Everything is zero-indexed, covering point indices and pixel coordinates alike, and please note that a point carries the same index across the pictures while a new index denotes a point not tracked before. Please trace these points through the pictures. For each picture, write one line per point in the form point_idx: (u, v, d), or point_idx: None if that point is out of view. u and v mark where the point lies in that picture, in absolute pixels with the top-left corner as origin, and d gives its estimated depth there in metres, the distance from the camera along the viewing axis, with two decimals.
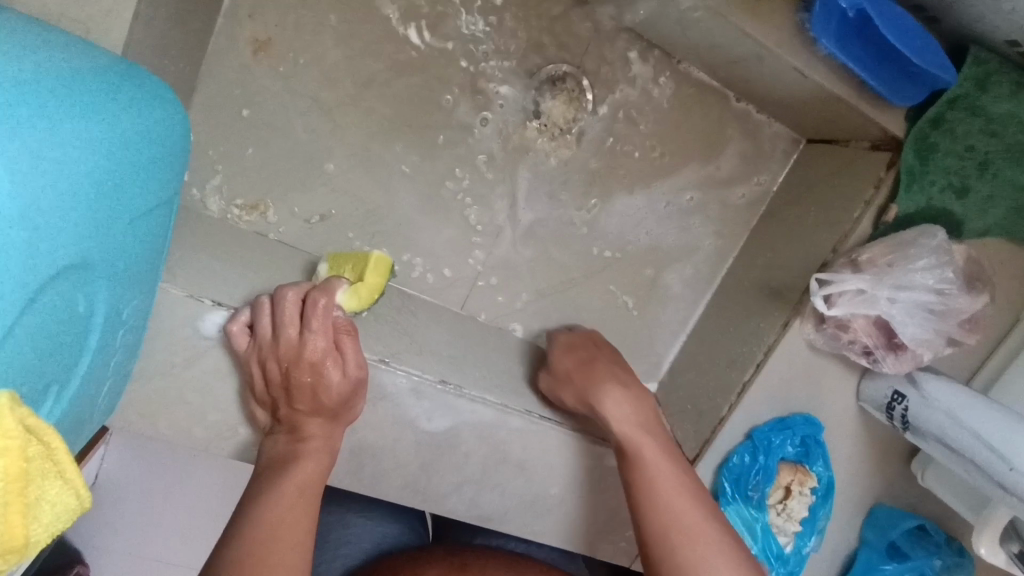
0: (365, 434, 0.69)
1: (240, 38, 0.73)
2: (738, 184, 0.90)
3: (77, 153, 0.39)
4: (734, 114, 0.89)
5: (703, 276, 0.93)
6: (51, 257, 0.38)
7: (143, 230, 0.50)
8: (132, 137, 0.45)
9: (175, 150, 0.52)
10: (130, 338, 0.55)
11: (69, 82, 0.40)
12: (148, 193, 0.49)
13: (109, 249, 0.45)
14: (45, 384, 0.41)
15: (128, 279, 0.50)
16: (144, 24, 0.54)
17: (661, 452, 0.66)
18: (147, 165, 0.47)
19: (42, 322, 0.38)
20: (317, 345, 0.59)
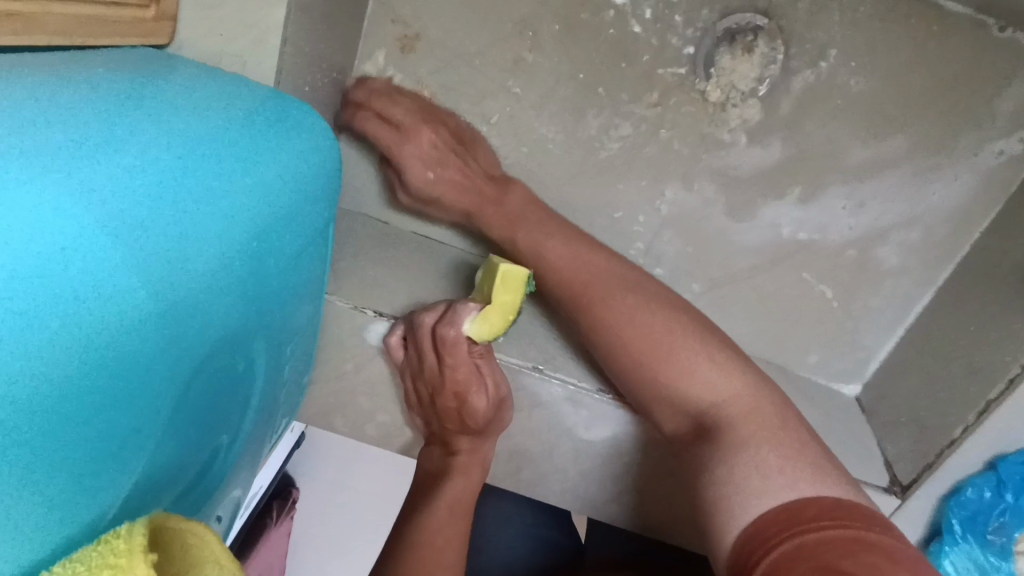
0: (522, 439, 0.69)
1: (385, 36, 0.71)
2: (982, 139, 0.70)
3: (211, 235, 0.41)
4: (989, 46, 0.68)
5: (929, 260, 0.74)
6: (203, 333, 0.42)
7: (296, 275, 0.53)
8: (270, 196, 0.46)
9: (324, 185, 0.54)
10: (301, 362, 0.61)
11: (199, 161, 0.42)
12: (301, 234, 0.52)
13: (259, 310, 0.48)
14: (207, 435, 0.47)
15: (285, 323, 0.54)
16: (293, 53, 0.55)
17: (557, 247, 0.62)
18: (290, 217, 0.49)
19: (200, 386, 0.44)
20: (458, 374, 0.60)
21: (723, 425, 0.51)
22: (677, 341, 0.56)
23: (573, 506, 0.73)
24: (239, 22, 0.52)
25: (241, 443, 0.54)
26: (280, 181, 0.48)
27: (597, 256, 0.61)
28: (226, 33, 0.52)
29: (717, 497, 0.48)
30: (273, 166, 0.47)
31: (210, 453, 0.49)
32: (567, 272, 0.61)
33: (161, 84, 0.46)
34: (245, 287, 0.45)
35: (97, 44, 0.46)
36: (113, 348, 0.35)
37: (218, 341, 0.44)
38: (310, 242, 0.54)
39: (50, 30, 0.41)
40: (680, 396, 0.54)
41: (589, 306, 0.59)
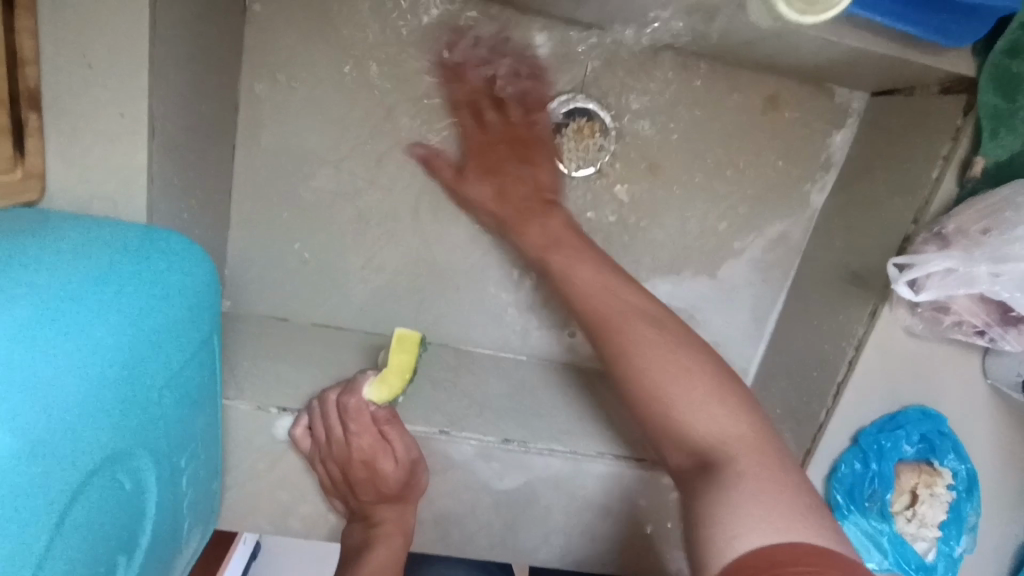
0: (442, 502, 0.72)
1: (255, 150, 0.75)
2: (791, 161, 0.81)
3: (85, 364, 0.44)
4: (777, 86, 0.79)
5: (776, 270, 0.85)
6: (95, 451, 0.45)
7: (182, 386, 0.56)
8: (141, 318, 0.50)
9: (197, 297, 0.58)
10: (201, 473, 0.62)
11: (61, 300, 0.46)
12: (182, 347, 0.56)
13: (147, 426, 0.51)
14: (108, 560, 0.48)
15: (177, 436, 0.56)
16: (161, 187, 0.60)
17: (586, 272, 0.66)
18: (165, 333, 0.53)
19: (98, 503, 0.46)
20: (365, 441, 0.64)
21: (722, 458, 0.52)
22: (707, 404, 0.55)
23: (504, 557, 0.77)
24: (103, 170, 0.56)
25: (148, 561, 0.55)
26: (148, 303, 0.52)
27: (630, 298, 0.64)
28: (93, 179, 0.57)
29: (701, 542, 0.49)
30: (139, 290, 0.51)
31: (117, 570, 0.50)
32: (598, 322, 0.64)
33: (12, 238, 0.50)
34: (129, 406, 0.48)
35: None
36: (10, 475, 0.37)
37: (110, 457, 0.47)
38: (192, 353, 0.57)
39: None
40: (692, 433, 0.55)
41: (661, 376, 0.58)
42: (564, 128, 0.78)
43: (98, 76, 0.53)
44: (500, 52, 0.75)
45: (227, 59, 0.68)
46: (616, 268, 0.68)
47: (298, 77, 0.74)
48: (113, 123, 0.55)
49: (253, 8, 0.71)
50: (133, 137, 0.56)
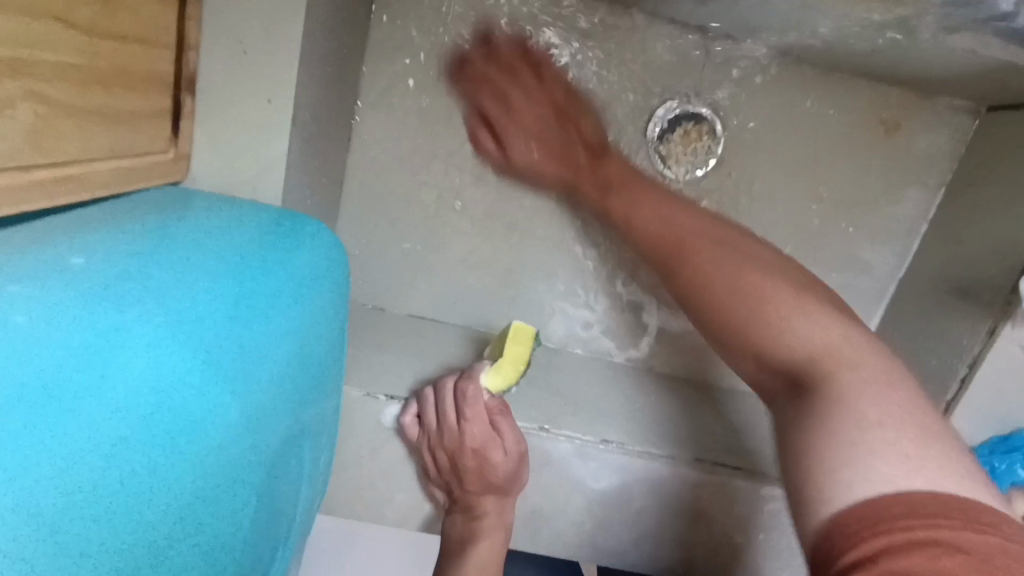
0: (536, 499, 0.72)
1: (367, 142, 0.77)
2: (899, 173, 0.79)
3: (256, 347, 0.47)
4: (889, 98, 0.77)
5: (877, 283, 0.83)
6: (265, 445, 0.48)
7: (324, 367, 0.58)
8: (294, 302, 0.53)
9: (334, 280, 0.60)
10: (333, 449, 0.65)
11: (232, 284, 0.48)
12: (326, 340, 0.58)
13: (299, 406, 0.54)
14: (269, 529, 0.52)
15: (319, 414, 0.59)
16: (294, 175, 0.61)
17: (649, 207, 0.66)
18: (312, 317, 0.55)
19: (266, 491, 0.50)
20: (476, 431, 0.64)
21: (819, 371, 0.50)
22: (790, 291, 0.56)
23: (592, 559, 0.76)
24: (245, 155, 0.58)
25: (294, 538, 0.60)
26: (298, 287, 0.54)
27: (651, 207, 0.66)
28: (234, 164, 0.58)
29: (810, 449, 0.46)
30: (291, 275, 0.54)
31: (273, 550, 0.54)
32: (674, 238, 0.63)
33: (184, 220, 0.53)
34: (288, 387, 0.51)
35: (137, 189, 0.53)
36: (207, 470, 0.41)
37: (275, 450, 0.50)
38: (332, 335, 0.60)
39: (95, 184, 0.46)
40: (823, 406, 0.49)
41: (694, 253, 0.61)
42: (670, 132, 0.78)
43: (250, 64, 0.55)
44: (610, 53, 0.76)
45: (352, 51, 0.69)
46: (678, 201, 0.67)
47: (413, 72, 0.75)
48: (258, 110, 0.56)
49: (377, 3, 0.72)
50: (276, 123, 0.57)
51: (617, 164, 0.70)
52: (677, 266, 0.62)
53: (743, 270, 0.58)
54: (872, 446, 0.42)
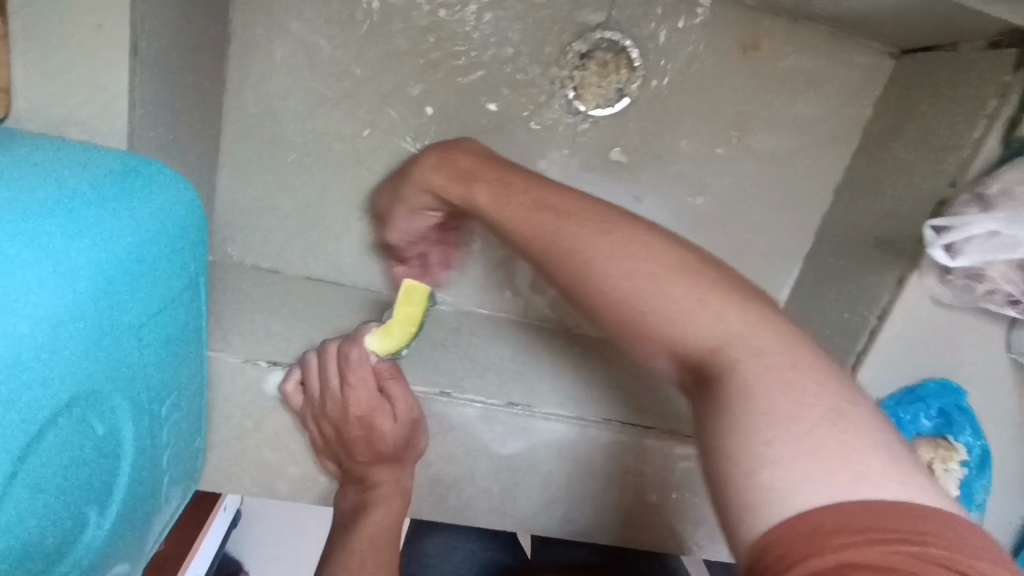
0: (440, 465, 0.69)
1: (248, 83, 0.70)
2: (818, 120, 0.76)
3: (65, 285, 0.38)
4: (809, 40, 0.73)
5: (792, 238, 0.81)
6: (58, 401, 0.39)
7: (160, 328, 0.50)
8: (128, 245, 0.44)
9: (185, 233, 0.52)
10: (173, 427, 0.56)
11: (38, 213, 0.39)
12: (167, 282, 0.50)
13: (117, 364, 0.45)
14: (68, 509, 0.42)
15: (150, 380, 0.50)
16: (145, 115, 0.54)
17: (582, 230, 0.48)
18: (149, 266, 0.47)
19: (59, 442, 0.40)
20: (363, 396, 0.59)
21: (726, 369, 0.41)
22: (817, 417, 0.37)
23: (503, 523, 0.74)
24: (77, 91, 0.50)
25: (110, 526, 0.50)
26: (137, 230, 0.45)
27: (683, 291, 0.44)
28: (66, 103, 0.50)
29: None
30: (127, 215, 0.45)
31: (74, 537, 0.44)
32: (717, 341, 0.43)
33: None
34: (100, 340, 0.42)
35: None
36: None
37: (73, 395, 0.40)
38: (173, 292, 0.51)
39: None
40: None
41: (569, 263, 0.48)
42: (588, 59, 0.72)
43: None
44: None
45: None
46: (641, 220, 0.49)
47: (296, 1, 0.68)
48: (89, 37, 0.49)
49: None
50: (111, 52, 0.49)
51: (554, 192, 0.51)
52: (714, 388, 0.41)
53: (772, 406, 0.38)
54: (770, 454, 0.36)
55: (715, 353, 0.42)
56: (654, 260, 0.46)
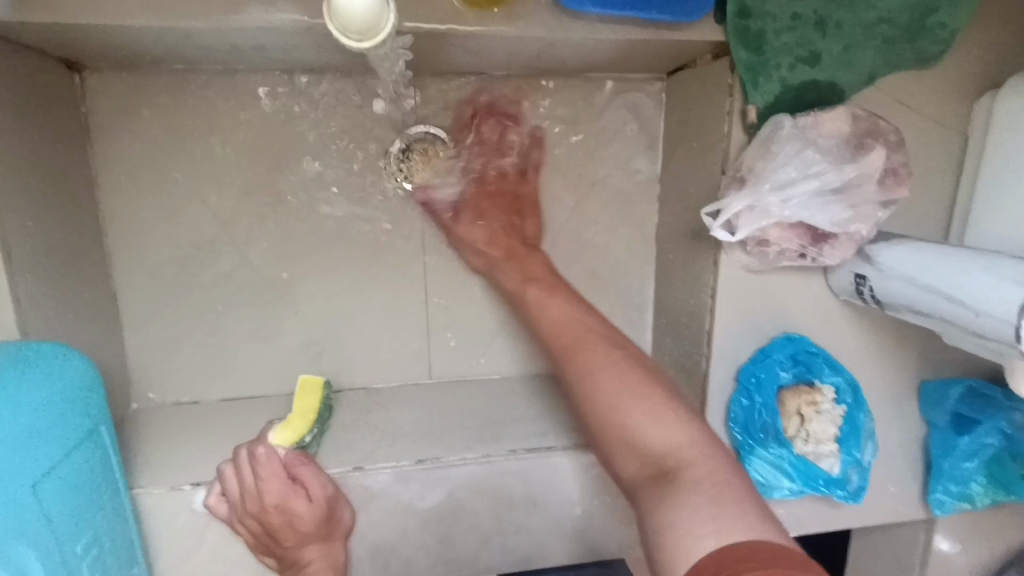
0: (373, 535, 0.75)
1: (128, 250, 0.80)
2: (625, 145, 0.88)
3: None
4: (592, 86, 0.86)
5: (640, 247, 0.91)
6: None
7: (63, 484, 0.54)
8: (11, 413, 0.50)
9: (77, 396, 0.58)
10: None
11: None
12: (63, 441, 0.55)
13: (22, 520, 0.49)
14: None
15: (65, 533, 0.53)
16: (33, 306, 0.63)
17: (598, 359, 0.65)
18: (39, 429, 0.52)
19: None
20: (275, 486, 0.67)
21: (651, 446, 0.57)
22: (674, 435, 0.57)
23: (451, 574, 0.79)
24: None
25: None
26: (21, 399, 0.51)
27: (610, 379, 0.63)
28: None
29: (634, 456, 0.58)
30: (13, 387, 0.51)
31: None
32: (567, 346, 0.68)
33: None
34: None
35: None
36: None
37: None
38: (70, 449, 0.56)
39: None
40: (641, 444, 0.57)
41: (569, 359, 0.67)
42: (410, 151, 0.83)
43: None
44: (331, 112, 0.81)
45: (72, 174, 0.72)
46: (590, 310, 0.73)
47: (148, 174, 0.78)
48: None
49: (93, 122, 0.76)
50: None
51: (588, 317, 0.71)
52: (566, 369, 0.67)
53: (593, 381, 0.63)
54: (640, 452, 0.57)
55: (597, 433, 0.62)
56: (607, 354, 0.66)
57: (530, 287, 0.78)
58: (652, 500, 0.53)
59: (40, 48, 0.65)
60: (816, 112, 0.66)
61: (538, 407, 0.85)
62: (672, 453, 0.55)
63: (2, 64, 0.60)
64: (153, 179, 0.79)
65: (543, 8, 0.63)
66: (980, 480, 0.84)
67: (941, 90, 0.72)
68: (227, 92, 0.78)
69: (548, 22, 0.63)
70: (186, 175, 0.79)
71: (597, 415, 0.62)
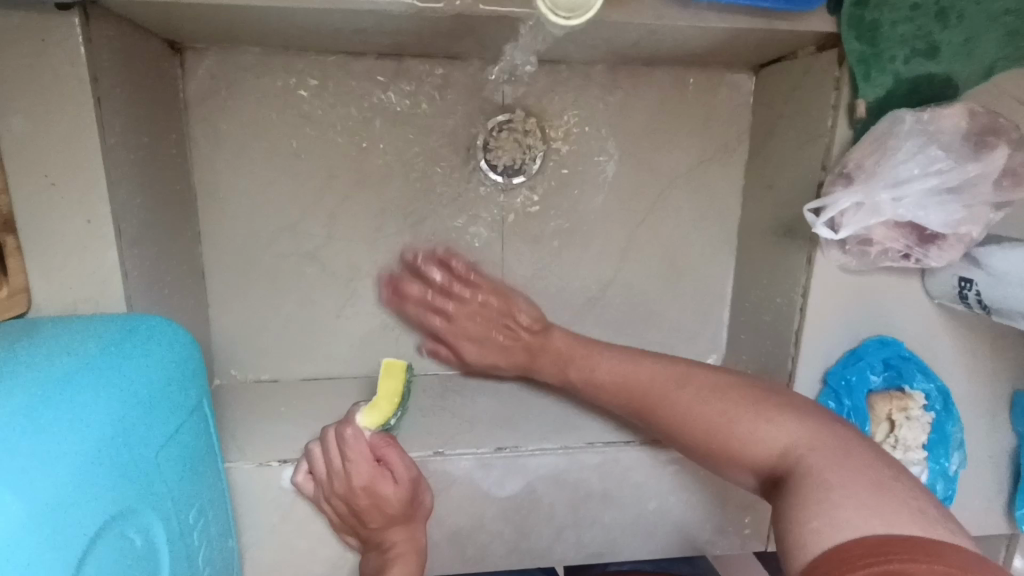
0: (451, 520, 0.75)
1: (216, 230, 0.81)
2: (710, 138, 0.86)
3: (89, 430, 0.45)
4: (680, 77, 0.84)
5: (721, 242, 0.89)
6: (99, 525, 0.44)
7: (177, 457, 0.56)
8: (135, 388, 0.51)
9: (187, 372, 0.59)
10: (209, 551, 0.60)
11: (65, 379, 0.47)
12: (176, 416, 0.57)
13: (147, 492, 0.50)
14: None
15: (180, 505, 0.55)
16: (137, 280, 0.64)
17: (608, 360, 0.75)
18: (158, 404, 0.54)
19: (108, 557, 0.45)
20: (362, 467, 0.67)
21: (790, 462, 0.55)
22: (787, 435, 0.57)
23: (524, 562, 0.79)
24: (79, 273, 0.60)
25: None
26: (142, 375, 0.53)
27: (709, 405, 0.64)
28: (73, 283, 0.60)
29: (742, 448, 0.59)
30: (134, 364, 0.53)
31: None
32: (620, 385, 0.72)
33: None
34: (127, 473, 0.48)
35: None
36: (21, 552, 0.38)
37: (111, 516, 0.46)
38: (182, 423, 0.58)
39: None
40: (755, 445, 0.58)
41: (652, 398, 0.68)
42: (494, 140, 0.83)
43: (64, 190, 0.58)
44: (418, 96, 0.81)
45: (171, 154, 0.73)
46: (638, 351, 0.77)
47: (239, 154, 0.79)
48: (81, 230, 0.59)
49: (189, 101, 0.77)
50: (101, 240, 0.60)
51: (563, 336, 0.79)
52: (657, 413, 0.68)
53: (723, 416, 0.62)
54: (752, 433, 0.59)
55: (711, 432, 0.62)
56: (652, 374, 0.70)
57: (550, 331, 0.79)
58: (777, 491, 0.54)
59: (150, 28, 0.67)
60: (932, 107, 0.63)
61: None
62: (783, 456, 0.56)
63: (118, 44, 0.62)
64: (243, 159, 0.80)
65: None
66: None
67: None
68: (321, 75, 0.79)
69: (656, 9, 0.62)
70: (275, 156, 0.80)
71: (686, 436, 0.65)
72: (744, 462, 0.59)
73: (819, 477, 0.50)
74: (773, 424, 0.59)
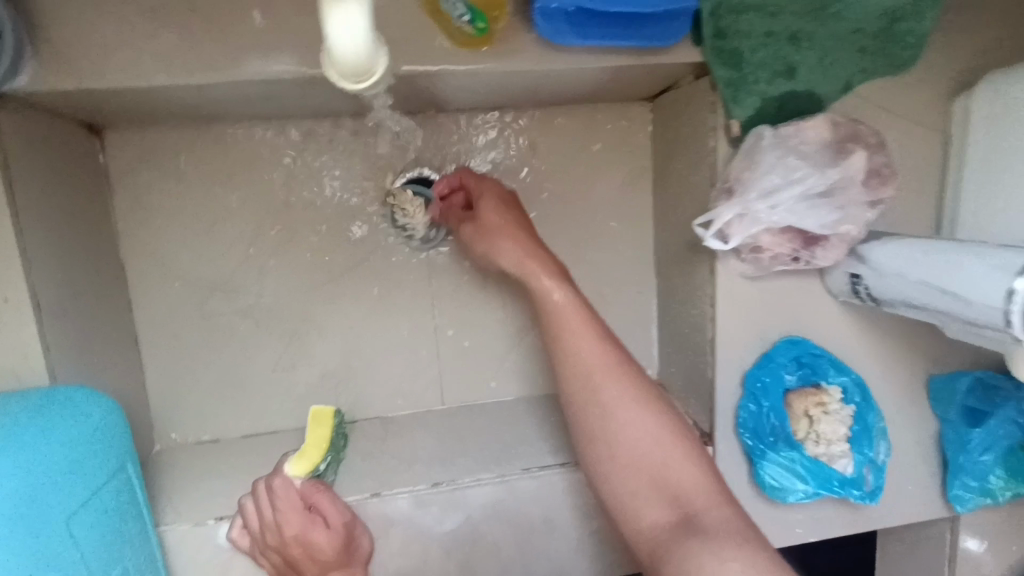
0: (395, 562, 0.76)
1: (147, 297, 0.83)
2: (617, 167, 0.91)
3: None
4: (582, 113, 0.90)
5: (640, 263, 0.94)
6: None
7: (95, 517, 0.57)
8: (48, 452, 0.53)
9: (109, 433, 0.61)
10: None
11: None
12: (94, 476, 0.58)
13: (59, 553, 0.51)
14: None
15: (97, 565, 0.56)
16: (60, 352, 0.66)
17: (578, 335, 0.66)
18: (73, 466, 0.55)
19: None
20: (294, 516, 0.68)
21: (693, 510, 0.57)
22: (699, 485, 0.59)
23: None
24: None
25: None
26: (58, 438, 0.54)
27: (627, 417, 0.63)
28: None
29: (646, 489, 0.60)
30: (51, 428, 0.54)
31: None
32: (580, 369, 0.65)
33: None
34: (36, 535, 0.49)
35: None
36: None
37: None
38: (101, 483, 0.58)
39: None
40: (668, 486, 0.59)
41: (586, 388, 0.64)
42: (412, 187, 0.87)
43: None
44: (336, 153, 0.85)
45: (95, 228, 0.76)
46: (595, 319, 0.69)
47: (165, 222, 0.82)
48: None
49: (112, 176, 0.80)
50: (19, 316, 0.62)
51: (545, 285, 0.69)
52: (590, 404, 0.64)
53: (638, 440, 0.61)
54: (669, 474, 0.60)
55: (630, 454, 0.61)
56: (595, 364, 0.65)
57: (554, 290, 0.69)
58: (669, 544, 0.56)
59: (67, 113, 0.70)
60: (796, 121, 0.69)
61: (552, 426, 0.87)
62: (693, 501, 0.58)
63: (30, 131, 0.65)
64: (169, 227, 0.83)
65: (530, 43, 0.67)
66: (999, 473, 0.84)
67: (917, 95, 0.75)
68: (240, 140, 0.83)
69: (534, 56, 0.67)
70: (200, 221, 0.83)
71: (604, 451, 0.63)
72: (652, 496, 0.60)
73: (711, 541, 0.54)
74: (674, 464, 0.60)
